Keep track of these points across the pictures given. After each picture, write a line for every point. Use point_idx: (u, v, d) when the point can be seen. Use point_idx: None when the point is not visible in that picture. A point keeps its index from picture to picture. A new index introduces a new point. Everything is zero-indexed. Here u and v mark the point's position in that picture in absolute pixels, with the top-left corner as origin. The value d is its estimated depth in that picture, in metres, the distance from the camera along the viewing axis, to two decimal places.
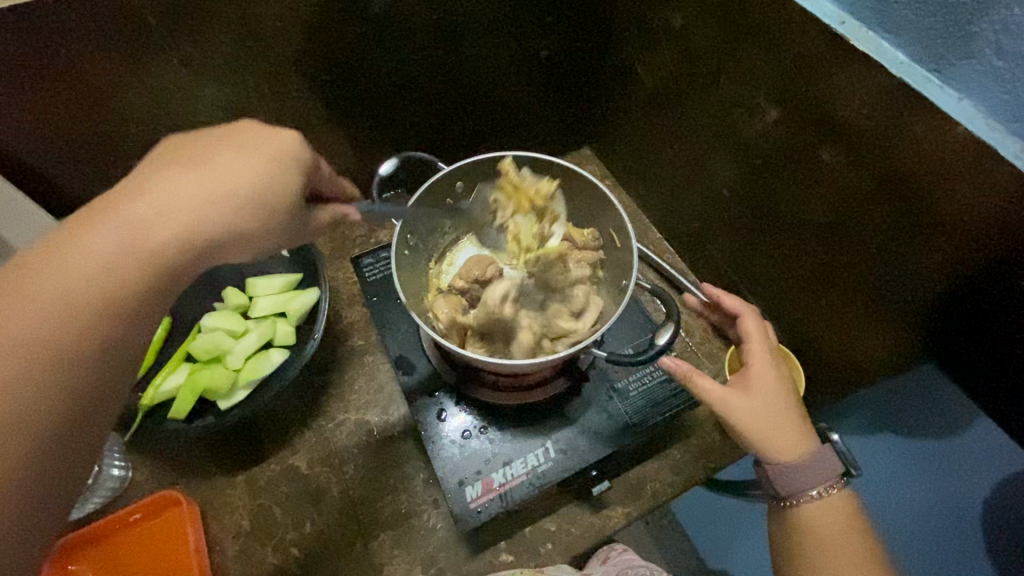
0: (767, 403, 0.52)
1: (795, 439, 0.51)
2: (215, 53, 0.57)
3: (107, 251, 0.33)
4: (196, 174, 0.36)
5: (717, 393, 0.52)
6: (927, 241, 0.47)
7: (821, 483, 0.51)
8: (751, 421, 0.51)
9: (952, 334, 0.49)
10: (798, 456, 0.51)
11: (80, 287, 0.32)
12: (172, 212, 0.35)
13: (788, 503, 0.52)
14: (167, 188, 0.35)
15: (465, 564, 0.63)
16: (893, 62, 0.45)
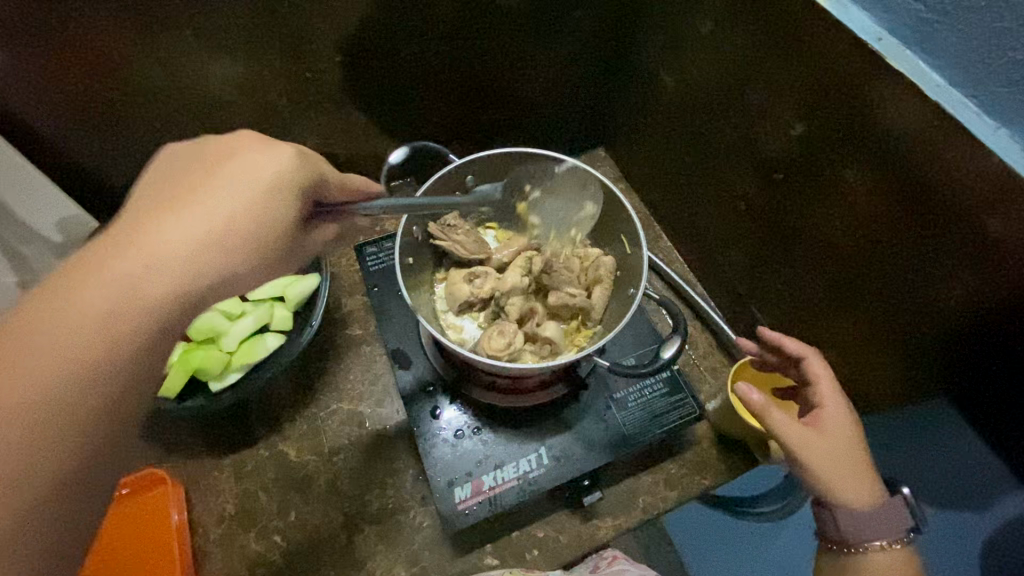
0: (839, 445, 0.47)
1: (863, 484, 0.46)
2: (228, 27, 0.56)
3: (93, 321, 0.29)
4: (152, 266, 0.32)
5: (792, 431, 0.47)
6: (952, 272, 0.45)
7: (888, 535, 0.46)
8: (820, 460, 0.46)
9: (973, 369, 0.46)
10: (865, 503, 0.46)
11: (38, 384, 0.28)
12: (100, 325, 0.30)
13: (844, 550, 0.47)
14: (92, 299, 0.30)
15: (448, 566, 0.61)
16: (929, 84, 0.42)
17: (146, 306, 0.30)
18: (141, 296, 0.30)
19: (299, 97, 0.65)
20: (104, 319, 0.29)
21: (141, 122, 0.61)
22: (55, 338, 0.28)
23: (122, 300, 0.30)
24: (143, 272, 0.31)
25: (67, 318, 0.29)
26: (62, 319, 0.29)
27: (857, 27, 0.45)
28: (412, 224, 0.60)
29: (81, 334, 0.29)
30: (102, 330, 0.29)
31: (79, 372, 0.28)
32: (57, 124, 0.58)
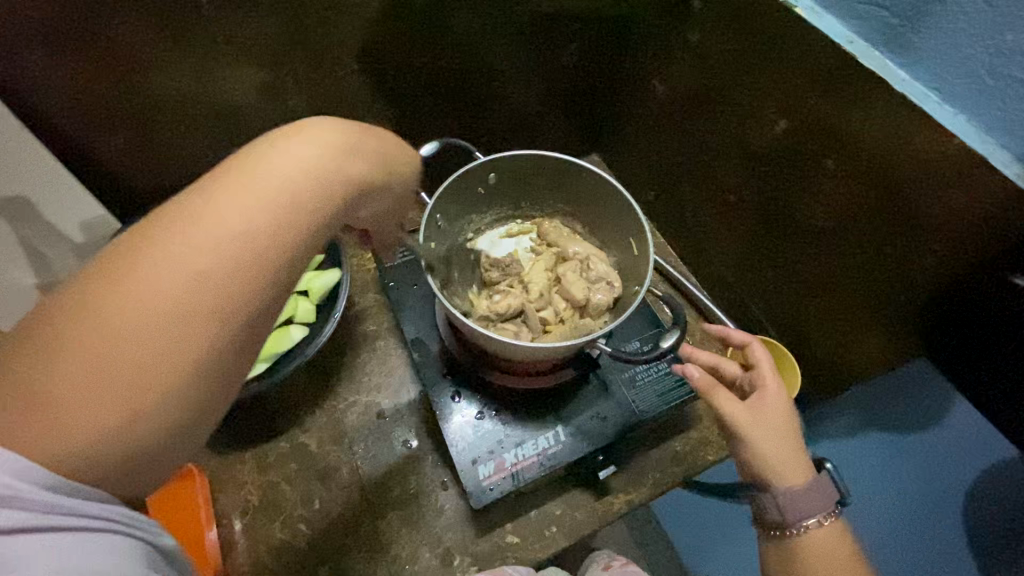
0: (775, 422, 0.52)
1: (796, 464, 0.52)
2: (259, 36, 0.59)
3: (203, 256, 0.28)
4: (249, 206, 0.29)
5: (732, 408, 0.52)
6: (922, 245, 0.50)
7: (822, 513, 0.51)
8: (759, 437, 0.51)
9: (944, 332, 0.52)
10: (796, 481, 0.51)
11: (139, 324, 0.26)
12: (204, 262, 0.28)
13: (788, 532, 0.52)
14: (197, 243, 0.28)
15: (472, 546, 0.63)
16: (896, 78, 0.48)
17: (175, 306, 0.27)
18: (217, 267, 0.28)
19: (318, 103, 0.69)
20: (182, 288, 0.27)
21: (169, 127, 0.64)
22: (158, 271, 0.27)
23: (208, 253, 0.28)
24: (213, 246, 0.28)
25: (164, 276, 0.27)
26: (167, 263, 0.27)
27: (831, 32, 0.52)
28: (435, 213, 0.61)
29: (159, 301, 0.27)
30: (163, 312, 0.27)
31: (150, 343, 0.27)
32: (85, 128, 0.60)
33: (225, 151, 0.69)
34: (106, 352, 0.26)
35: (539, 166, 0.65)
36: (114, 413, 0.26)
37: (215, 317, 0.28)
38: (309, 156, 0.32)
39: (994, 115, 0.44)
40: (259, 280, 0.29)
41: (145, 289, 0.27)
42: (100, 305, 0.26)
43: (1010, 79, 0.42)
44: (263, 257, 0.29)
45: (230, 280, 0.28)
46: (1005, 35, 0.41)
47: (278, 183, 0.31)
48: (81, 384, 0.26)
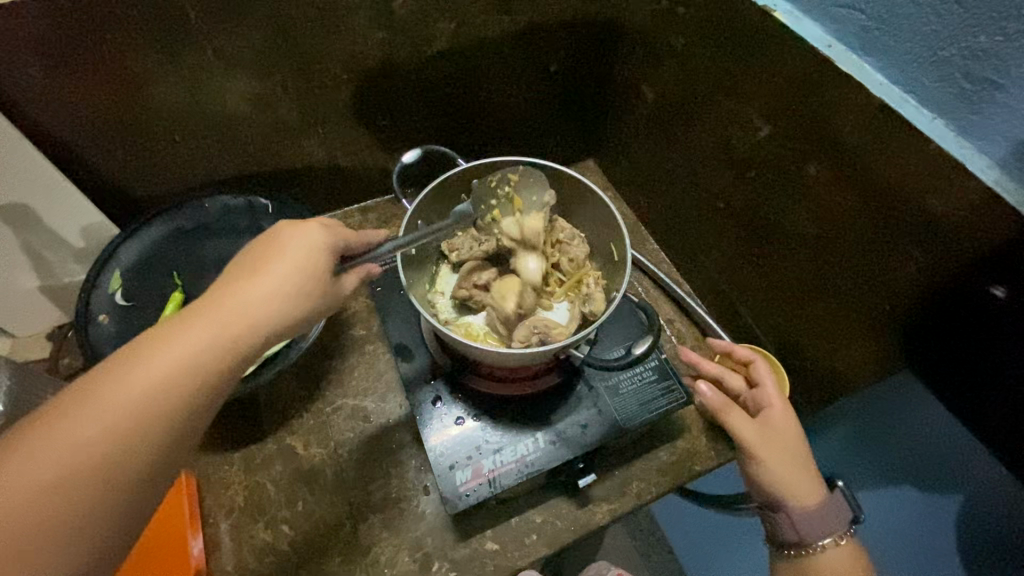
0: (787, 441, 0.52)
1: (810, 483, 0.51)
2: (246, 47, 0.61)
3: (153, 367, 0.35)
4: (198, 324, 0.38)
5: (745, 431, 0.52)
6: (905, 252, 0.49)
7: (835, 531, 0.51)
8: (773, 459, 0.51)
9: (927, 342, 0.50)
10: (810, 500, 0.51)
11: (105, 423, 0.33)
12: (157, 371, 0.35)
13: (802, 551, 0.51)
14: (151, 357, 0.36)
15: (451, 552, 0.63)
16: (873, 83, 0.47)
17: (141, 403, 0.34)
18: (176, 371, 0.36)
19: (308, 112, 0.71)
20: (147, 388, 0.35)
21: (163, 136, 0.66)
22: (122, 384, 0.34)
23: (167, 366, 0.36)
24: (165, 359, 0.36)
25: (127, 381, 0.35)
26: (125, 374, 0.35)
27: (809, 37, 0.51)
28: (416, 219, 0.62)
29: (123, 406, 0.34)
30: (159, 404, 0.35)
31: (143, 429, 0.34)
32: (82, 138, 0.62)
33: (218, 159, 0.72)
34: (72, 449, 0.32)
35: (521, 172, 0.65)
36: (97, 489, 0.32)
37: (165, 408, 0.35)
38: (277, 278, 0.41)
39: (971, 119, 0.43)
40: (205, 373, 0.37)
41: (110, 394, 0.34)
42: (89, 398, 0.34)
43: (985, 82, 0.41)
44: (207, 361, 0.37)
45: (182, 381, 0.36)
46: (979, 37, 0.40)
47: (250, 307, 0.40)
48: (77, 460, 0.32)
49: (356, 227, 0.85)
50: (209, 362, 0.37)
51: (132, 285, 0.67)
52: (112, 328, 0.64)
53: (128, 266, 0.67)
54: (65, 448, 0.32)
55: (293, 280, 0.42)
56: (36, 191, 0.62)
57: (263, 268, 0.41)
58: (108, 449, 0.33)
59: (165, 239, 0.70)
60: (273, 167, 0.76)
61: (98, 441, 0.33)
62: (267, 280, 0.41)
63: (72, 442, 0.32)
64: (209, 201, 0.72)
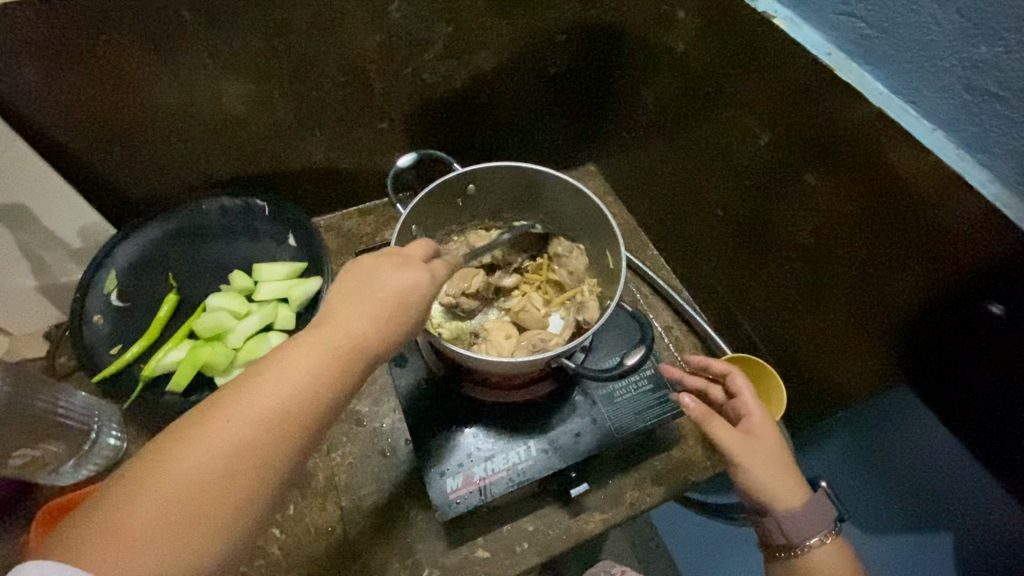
0: (769, 447, 0.51)
1: (792, 484, 0.50)
2: (242, 50, 0.61)
3: (265, 400, 0.36)
4: (311, 357, 0.38)
5: (727, 438, 0.50)
6: (904, 264, 0.48)
7: (823, 530, 0.49)
8: (757, 466, 0.50)
9: (925, 357, 0.49)
10: (796, 501, 0.49)
11: (220, 455, 0.35)
12: (272, 401, 0.36)
13: (794, 553, 0.50)
14: (266, 387, 0.37)
15: (442, 559, 0.62)
16: (872, 92, 0.46)
17: (257, 434, 0.35)
18: (284, 406, 0.37)
19: (305, 114, 0.70)
20: (262, 419, 0.36)
21: (159, 137, 0.66)
22: (230, 417, 0.36)
23: (276, 399, 0.37)
24: (278, 393, 0.37)
25: (238, 410, 0.36)
26: (245, 404, 0.36)
27: (809, 44, 0.50)
28: (411, 223, 0.62)
29: (234, 438, 0.35)
30: (268, 438, 0.36)
31: (249, 462, 0.35)
32: (78, 139, 0.62)
33: (215, 160, 0.71)
34: (194, 480, 0.33)
35: (518, 178, 0.64)
36: (212, 520, 0.33)
37: (280, 439, 0.36)
38: (370, 313, 0.42)
39: (971, 131, 0.42)
40: (320, 405, 0.38)
41: (228, 427, 0.35)
42: (213, 428, 0.35)
43: (986, 93, 0.40)
44: (318, 396, 0.38)
45: (297, 412, 0.37)
46: (980, 47, 0.39)
47: (339, 336, 0.40)
48: (168, 498, 0.33)
49: (354, 229, 0.85)
50: (319, 402, 0.38)
51: (127, 286, 0.67)
52: (106, 328, 0.64)
53: (123, 266, 0.67)
54: (173, 480, 0.33)
55: (386, 325, 0.42)
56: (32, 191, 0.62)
57: (351, 312, 0.41)
58: (230, 472, 0.34)
59: (161, 240, 0.70)
60: (270, 169, 0.76)
61: (209, 472, 0.34)
62: (356, 310, 0.41)
63: (190, 476, 0.33)
64: (205, 203, 0.71)
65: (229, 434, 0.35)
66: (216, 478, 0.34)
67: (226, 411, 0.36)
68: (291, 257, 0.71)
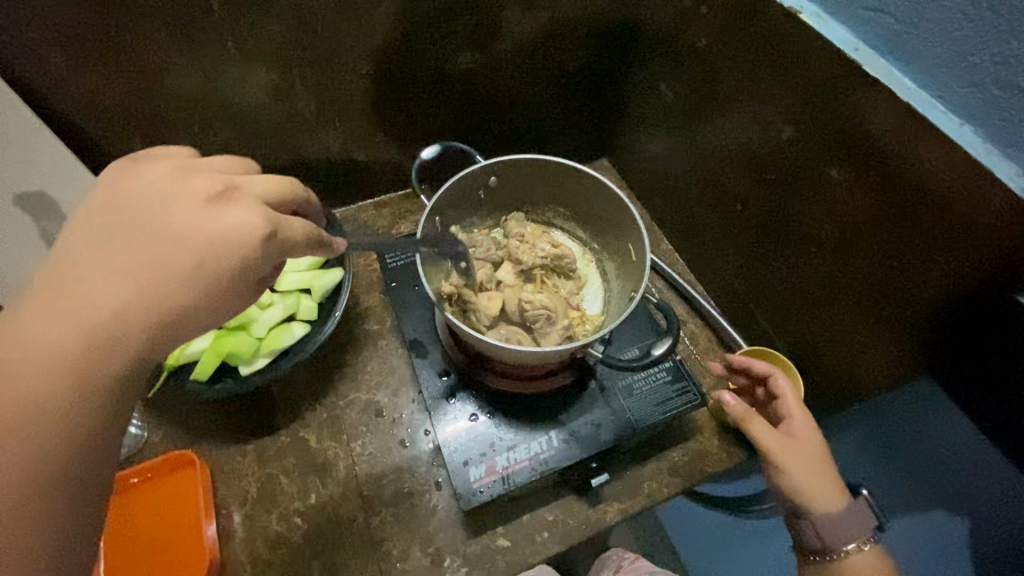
0: (808, 449, 0.53)
1: (832, 489, 0.52)
2: (267, 40, 0.61)
3: (82, 304, 0.31)
4: (129, 250, 0.33)
5: (763, 436, 0.54)
6: (928, 257, 0.49)
7: (861, 536, 0.50)
8: (794, 465, 0.52)
9: (948, 349, 0.50)
10: (834, 506, 0.51)
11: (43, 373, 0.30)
12: (87, 305, 0.31)
13: (829, 557, 0.51)
14: (80, 288, 0.31)
15: (462, 548, 0.63)
16: (900, 87, 0.47)
17: (78, 337, 0.31)
18: (106, 305, 0.32)
19: (326, 105, 0.71)
20: (80, 324, 0.31)
21: (182, 127, 0.66)
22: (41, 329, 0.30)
23: (95, 297, 0.31)
24: (92, 295, 0.31)
25: (49, 319, 0.31)
26: (55, 312, 0.31)
27: (836, 39, 0.51)
28: (435, 215, 0.62)
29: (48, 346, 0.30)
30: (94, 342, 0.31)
31: (40, 433, 0.30)
32: (102, 127, 0.63)
33: (236, 151, 0.72)
34: (18, 401, 0.29)
35: (541, 171, 0.65)
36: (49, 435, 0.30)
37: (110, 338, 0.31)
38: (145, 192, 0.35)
39: (1000, 126, 0.42)
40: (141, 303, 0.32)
41: (50, 335, 0.31)
42: (16, 339, 0.30)
43: (1015, 88, 0.41)
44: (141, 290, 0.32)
45: (111, 312, 0.32)
46: (1010, 43, 0.40)
47: (159, 218, 0.34)
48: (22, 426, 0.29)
49: (370, 221, 0.85)
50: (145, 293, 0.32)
51: None
52: None
53: None
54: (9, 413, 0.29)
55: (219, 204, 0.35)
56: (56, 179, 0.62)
57: (130, 215, 0.34)
58: (53, 388, 0.30)
59: None
60: (289, 160, 0.76)
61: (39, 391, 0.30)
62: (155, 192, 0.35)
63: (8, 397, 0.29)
64: None
65: (45, 336, 0.30)
66: (8, 465, 0.29)
67: (27, 322, 0.31)
68: None
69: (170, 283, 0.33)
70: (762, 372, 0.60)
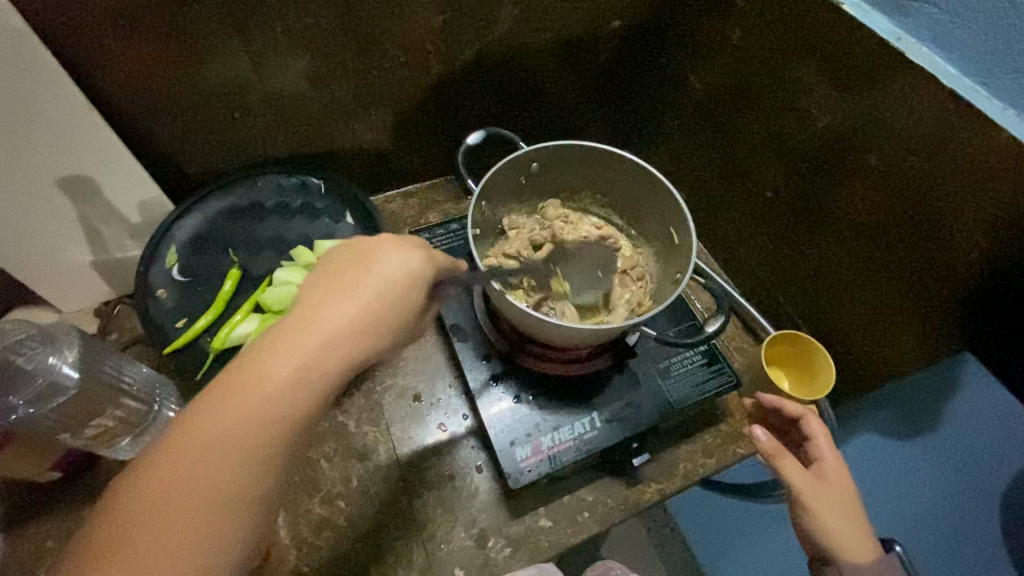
0: (839, 494, 0.54)
1: (861, 539, 0.52)
2: (314, 26, 0.62)
3: (283, 370, 0.38)
4: (317, 327, 0.40)
5: (796, 475, 0.55)
6: (967, 238, 0.51)
7: None
8: (823, 509, 0.53)
9: (987, 326, 0.52)
10: (864, 557, 0.51)
11: (240, 427, 0.37)
12: (289, 371, 0.38)
13: None
14: (276, 359, 0.38)
15: (505, 528, 0.64)
16: (944, 74, 0.49)
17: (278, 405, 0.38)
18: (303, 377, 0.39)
19: (365, 93, 0.71)
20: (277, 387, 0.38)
21: (223, 113, 0.66)
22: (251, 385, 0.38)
23: (291, 370, 0.38)
24: (283, 370, 0.38)
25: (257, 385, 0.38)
26: (271, 371, 0.38)
27: (879, 29, 0.53)
28: (480, 199, 0.63)
29: (259, 405, 0.37)
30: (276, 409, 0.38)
31: (225, 480, 0.36)
32: (146, 111, 0.62)
33: (273, 138, 0.72)
34: (223, 446, 0.36)
35: (580, 157, 0.66)
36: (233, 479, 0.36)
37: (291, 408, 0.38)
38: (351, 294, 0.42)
39: None
40: (319, 382, 0.39)
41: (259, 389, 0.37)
42: (237, 389, 0.37)
43: None
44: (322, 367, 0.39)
45: (301, 389, 0.39)
46: None
47: (350, 307, 0.42)
48: (208, 472, 0.36)
49: (398, 210, 0.86)
50: (325, 371, 0.40)
51: (189, 260, 0.67)
52: (171, 302, 0.64)
53: (185, 241, 0.68)
54: (210, 445, 0.36)
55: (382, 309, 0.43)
56: (99, 161, 0.61)
57: (333, 292, 0.42)
58: (244, 445, 0.37)
59: (219, 215, 0.70)
60: (324, 148, 0.76)
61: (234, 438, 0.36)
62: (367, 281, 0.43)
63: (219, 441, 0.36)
64: (261, 180, 0.72)
65: (253, 397, 0.37)
66: (199, 499, 0.35)
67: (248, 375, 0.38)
68: (349, 235, 0.71)
69: (326, 384, 0.40)
70: (794, 415, 0.61)
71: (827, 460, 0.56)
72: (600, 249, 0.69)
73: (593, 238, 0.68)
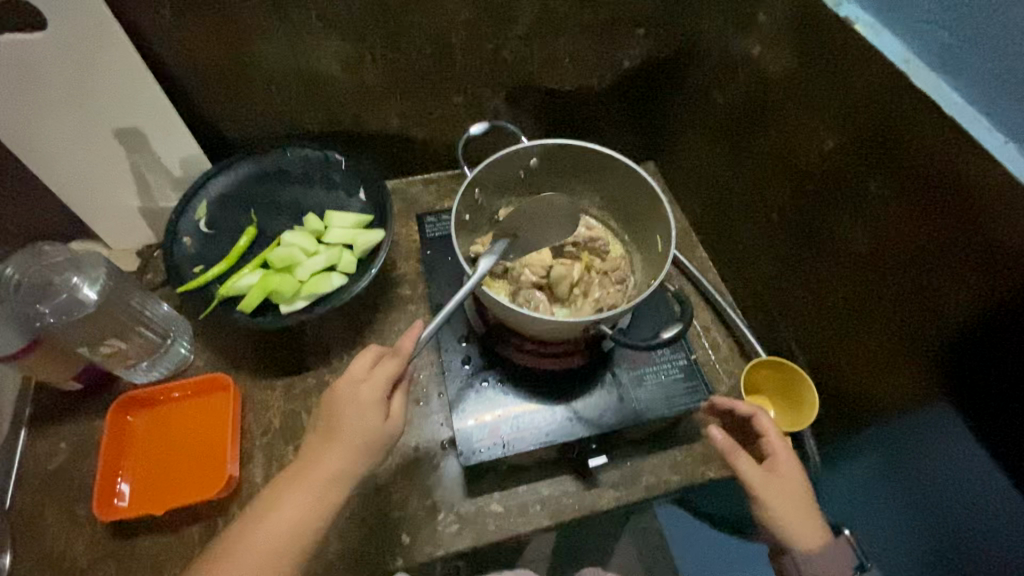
0: (789, 484, 0.52)
1: (812, 524, 0.51)
2: (345, 13, 0.67)
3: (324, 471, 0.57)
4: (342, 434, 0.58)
5: (749, 471, 0.52)
6: (958, 276, 0.48)
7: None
8: (776, 500, 0.51)
9: (970, 372, 0.49)
10: (815, 542, 0.50)
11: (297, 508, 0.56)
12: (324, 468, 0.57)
13: None
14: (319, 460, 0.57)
15: (458, 506, 0.66)
16: (948, 100, 0.47)
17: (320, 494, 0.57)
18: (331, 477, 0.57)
19: (391, 81, 0.76)
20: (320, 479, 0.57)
21: (260, 85, 0.73)
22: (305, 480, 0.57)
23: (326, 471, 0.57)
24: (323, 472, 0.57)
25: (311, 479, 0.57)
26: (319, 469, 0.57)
27: (888, 50, 0.50)
28: (474, 185, 0.65)
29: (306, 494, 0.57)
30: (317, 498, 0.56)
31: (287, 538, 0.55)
32: (194, 77, 0.70)
33: (305, 113, 0.78)
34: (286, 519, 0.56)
35: (578, 157, 0.67)
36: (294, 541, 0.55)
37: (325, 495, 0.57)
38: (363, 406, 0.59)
39: None
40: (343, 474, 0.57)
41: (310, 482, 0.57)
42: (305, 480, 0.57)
43: None
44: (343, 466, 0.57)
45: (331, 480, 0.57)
46: None
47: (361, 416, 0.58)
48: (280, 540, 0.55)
49: (416, 194, 0.90)
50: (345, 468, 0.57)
51: (215, 215, 0.74)
52: (192, 249, 0.72)
53: (215, 197, 0.75)
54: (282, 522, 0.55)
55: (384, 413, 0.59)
56: (149, 116, 0.70)
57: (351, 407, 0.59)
58: None
59: (248, 178, 0.77)
60: (351, 128, 0.82)
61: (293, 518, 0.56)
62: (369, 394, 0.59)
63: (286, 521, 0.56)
64: (289, 151, 0.78)
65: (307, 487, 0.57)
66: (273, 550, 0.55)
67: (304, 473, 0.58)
68: (359, 210, 0.76)
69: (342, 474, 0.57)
70: (744, 412, 0.59)
71: (777, 450, 0.55)
72: (587, 250, 0.69)
73: (581, 237, 0.68)
